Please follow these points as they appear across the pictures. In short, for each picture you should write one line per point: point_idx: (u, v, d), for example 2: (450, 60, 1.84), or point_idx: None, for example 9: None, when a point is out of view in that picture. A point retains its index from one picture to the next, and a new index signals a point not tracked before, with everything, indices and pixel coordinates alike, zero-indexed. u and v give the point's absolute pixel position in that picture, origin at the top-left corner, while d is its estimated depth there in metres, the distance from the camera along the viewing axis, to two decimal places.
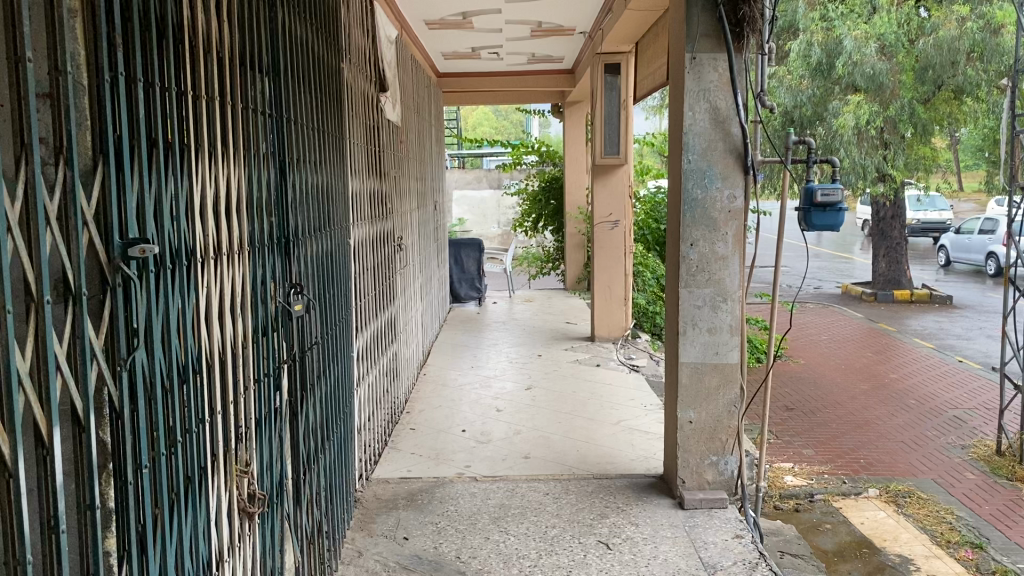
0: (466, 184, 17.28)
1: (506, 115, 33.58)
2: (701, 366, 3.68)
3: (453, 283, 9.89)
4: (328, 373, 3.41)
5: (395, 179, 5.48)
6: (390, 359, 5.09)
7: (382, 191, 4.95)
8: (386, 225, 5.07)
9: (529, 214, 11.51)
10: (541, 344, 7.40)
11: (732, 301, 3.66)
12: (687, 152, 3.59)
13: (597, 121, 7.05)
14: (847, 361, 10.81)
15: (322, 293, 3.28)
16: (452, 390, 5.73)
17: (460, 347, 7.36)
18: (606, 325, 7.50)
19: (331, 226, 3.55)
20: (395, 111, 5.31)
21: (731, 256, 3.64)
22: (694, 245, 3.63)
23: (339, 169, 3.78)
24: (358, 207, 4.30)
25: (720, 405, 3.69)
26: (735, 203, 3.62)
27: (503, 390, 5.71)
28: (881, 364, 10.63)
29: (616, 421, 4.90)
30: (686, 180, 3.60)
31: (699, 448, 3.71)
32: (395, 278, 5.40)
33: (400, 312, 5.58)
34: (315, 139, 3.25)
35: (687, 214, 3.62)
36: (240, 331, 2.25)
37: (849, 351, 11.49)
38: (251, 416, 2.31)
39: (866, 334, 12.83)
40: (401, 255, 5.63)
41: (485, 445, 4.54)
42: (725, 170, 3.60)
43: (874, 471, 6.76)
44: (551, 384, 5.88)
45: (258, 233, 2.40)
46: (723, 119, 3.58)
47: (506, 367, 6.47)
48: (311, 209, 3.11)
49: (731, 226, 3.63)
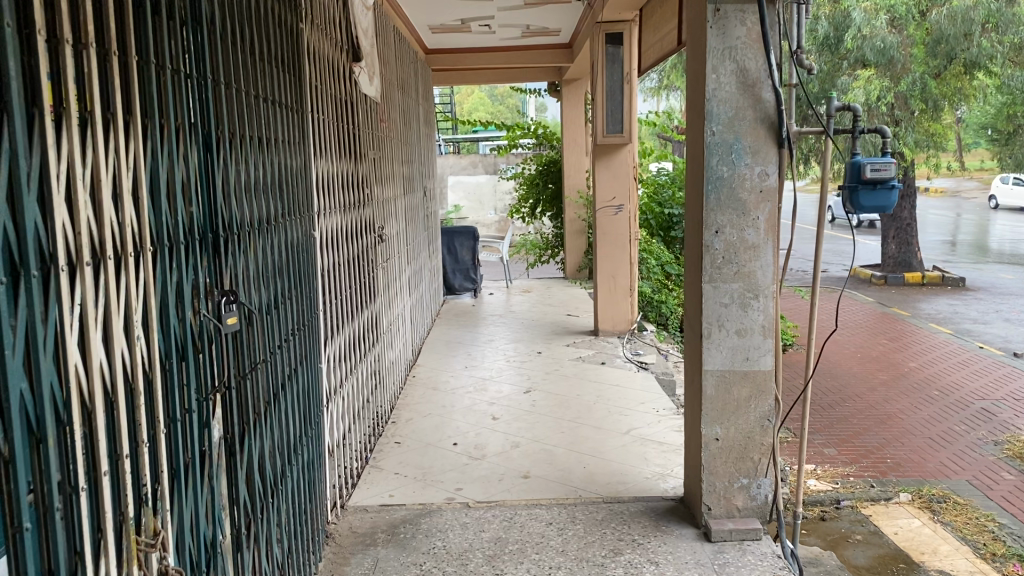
0: (460, 169, 16.66)
1: (503, 100, 33.09)
2: (728, 375, 3.14)
3: (447, 274, 9.34)
4: (291, 391, 2.87)
5: (376, 163, 4.95)
6: (373, 366, 4.58)
7: (359, 175, 4.42)
8: (365, 215, 4.54)
9: (526, 200, 10.97)
10: (540, 339, 6.86)
11: (766, 298, 3.11)
12: (709, 123, 3.03)
13: (597, 98, 6.46)
14: (861, 349, 10.29)
15: (279, 297, 2.74)
16: (443, 395, 5.19)
17: (454, 344, 6.81)
18: (610, 318, 6.96)
19: (294, 216, 3.02)
20: (375, 87, 4.77)
21: (766, 244, 3.09)
22: (720, 232, 3.08)
23: (303, 149, 3.23)
24: (328, 193, 3.71)
25: (751, 419, 3.16)
26: (768, 181, 3.07)
27: (499, 394, 5.17)
28: (899, 352, 10.11)
29: (627, 430, 4.37)
30: (709, 156, 3.05)
31: (727, 470, 3.18)
32: (375, 273, 4.81)
33: (385, 312, 5.07)
34: (266, 111, 2.69)
35: (712, 196, 3.06)
36: (142, 359, 1.71)
37: (863, 338, 10.96)
38: (164, 469, 1.78)
39: (879, 319, 12.30)
40: (382, 248, 5.05)
41: (479, 462, 4.00)
42: (755, 143, 3.05)
43: (903, 473, 6.26)
44: (552, 386, 5.34)
45: (169, 225, 1.85)
46: (752, 82, 3.02)
47: (503, 366, 5.93)
48: (261, 195, 2.56)
49: (763, 209, 3.08)
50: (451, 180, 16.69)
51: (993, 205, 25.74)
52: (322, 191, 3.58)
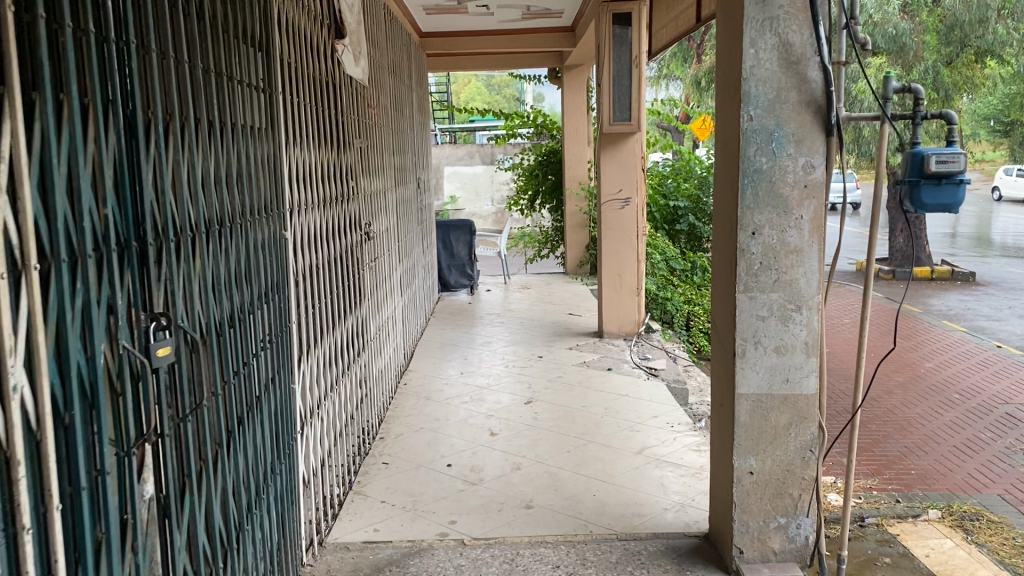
0: (457, 159, 16.14)
1: (500, 90, 32.52)
2: (765, 399, 2.71)
3: (441, 269, 8.90)
4: (256, 422, 2.42)
5: (363, 152, 4.51)
6: (359, 379, 4.14)
7: (342, 166, 3.96)
8: (348, 210, 4.07)
9: (525, 191, 10.50)
10: (541, 342, 6.42)
11: (809, 311, 2.69)
12: (746, 107, 2.60)
13: (603, 82, 6.01)
14: (874, 349, 9.87)
15: (240, 310, 2.29)
16: (437, 406, 4.76)
17: (449, 346, 6.36)
18: (615, 319, 6.53)
19: (260, 213, 2.56)
20: (361, 68, 4.31)
21: (811, 248, 2.66)
22: (757, 233, 2.64)
23: (271, 134, 2.76)
24: (305, 186, 3.24)
25: (791, 450, 2.74)
26: (813, 174, 2.63)
27: (498, 406, 4.73)
28: (913, 352, 9.68)
29: (639, 450, 3.95)
30: (745, 145, 2.61)
31: (762, 508, 2.76)
32: (361, 274, 4.35)
33: (373, 316, 4.62)
34: (221, 88, 2.22)
35: (749, 191, 2.62)
36: (24, 418, 1.27)
37: (875, 336, 10.53)
38: (60, 559, 1.35)
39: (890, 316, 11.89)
40: (369, 246, 4.59)
41: (475, 487, 3.57)
42: (800, 130, 2.61)
43: (930, 486, 5.85)
44: (556, 396, 4.91)
45: (70, 234, 1.39)
46: (796, 59, 2.58)
47: (502, 373, 5.49)
48: (214, 189, 2.10)
49: (807, 207, 2.64)
50: (447, 170, 16.19)
51: (995, 197, 25.32)
52: (297, 184, 3.11)
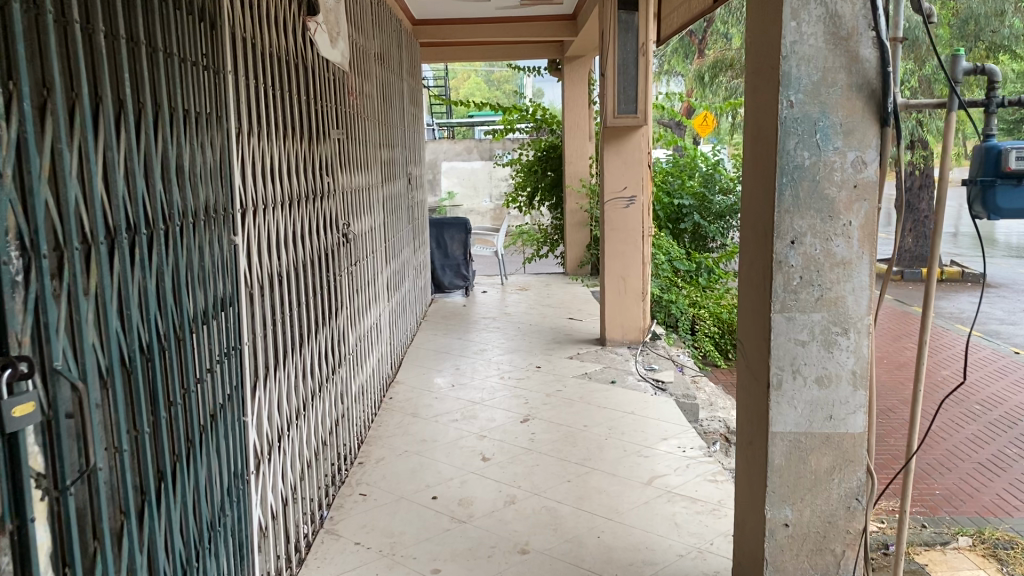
0: (454, 155, 15.66)
1: (499, 84, 31.94)
2: (805, 439, 2.29)
3: (435, 269, 8.46)
4: (194, 471, 1.99)
5: (341, 145, 4.07)
6: (337, 398, 3.70)
7: (316, 160, 3.52)
8: (322, 208, 3.61)
9: (523, 188, 10.07)
10: (539, 350, 5.99)
11: (858, 336, 2.25)
12: (785, 91, 2.16)
13: (607, 72, 5.59)
14: (887, 355, 9.45)
15: (163, 336, 1.85)
16: (424, 425, 4.32)
17: (440, 354, 5.93)
18: (619, 326, 6.07)
19: (202, 216, 2.12)
20: (338, 50, 3.85)
21: (861, 260, 2.23)
22: (797, 242, 2.22)
23: (221, 121, 2.32)
24: (267, 181, 2.78)
25: (834, 499, 2.32)
26: (865, 172, 2.20)
27: (491, 425, 4.29)
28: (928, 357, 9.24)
29: (649, 481, 3.52)
30: (784, 137, 2.18)
31: (799, 566, 2.34)
32: (338, 280, 3.90)
33: (353, 327, 4.18)
34: (139, 61, 1.78)
35: (787, 191, 2.19)
36: None
37: (887, 341, 10.11)
38: None
39: (901, 320, 11.45)
40: (348, 249, 4.13)
41: (464, 526, 3.15)
42: (849, 119, 2.18)
43: (957, 509, 5.43)
44: (555, 412, 4.48)
45: None
46: (846, 33, 2.14)
47: (496, 385, 5.06)
48: (124, 185, 1.66)
49: (857, 212, 2.22)
50: (445, 166, 15.67)
51: None
52: (255, 180, 2.67)
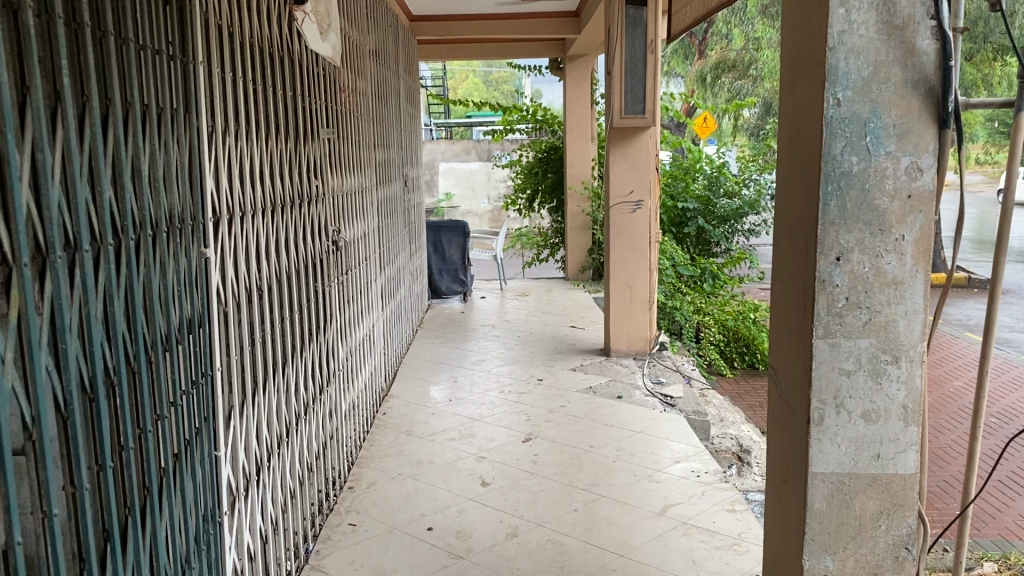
0: (453, 156, 15.37)
1: (498, 85, 31.65)
2: (849, 480, 2.02)
3: (432, 274, 8.18)
4: (150, 521, 1.73)
5: (332, 146, 3.79)
6: (325, 419, 3.43)
7: (303, 162, 3.25)
8: (311, 213, 3.35)
9: (523, 190, 9.81)
10: (540, 361, 5.72)
11: (910, 365, 1.99)
12: (831, 87, 1.90)
13: (614, 70, 5.33)
14: None
15: (109, 368, 1.59)
16: (419, 444, 4.06)
17: (437, 365, 5.66)
18: (625, 335, 5.79)
19: (164, 227, 1.84)
20: (328, 44, 3.57)
21: (914, 279, 1.96)
22: (843, 259, 1.95)
23: (191, 118, 2.05)
24: (248, 185, 2.52)
25: (881, 548, 2.05)
26: (921, 179, 1.93)
27: (490, 445, 4.02)
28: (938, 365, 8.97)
29: (662, 511, 3.26)
30: (830, 139, 1.92)
31: None
32: (328, 291, 3.63)
33: (344, 340, 3.90)
34: (82, 49, 1.53)
35: (832, 201, 1.93)
36: None
37: None
38: None
39: None
40: (339, 257, 3.86)
41: (461, 563, 2.88)
42: (903, 120, 1.91)
43: (979, 531, 5.16)
44: (559, 430, 4.22)
45: None
46: (902, 20, 1.88)
47: (496, 400, 4.79)
48: (59, 195, 1.42)
49: (911, 226, 1.95)
50: (441, 166, 15.44)
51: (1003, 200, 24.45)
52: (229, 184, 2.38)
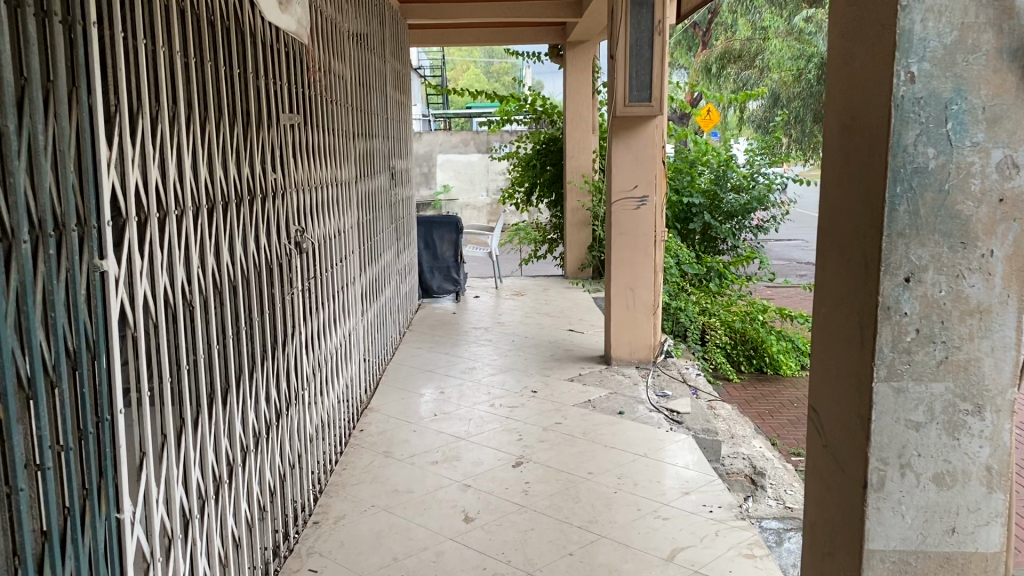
0: (451, 147, 14.89)
1: (500, 77, 31.12)
2: (915, 561, 1.59)
3: (423, 273, 7.77)
4: None
5: (299, 134, 3.33)
6: (286, 447, 2.98)
7: (258, 151, 2.78)
8: (268, 211, 2.87)
9: (521, 183, 9.40)
10: (535, 369, 5.29)
11: (996, 417, 1.55)
12: (905, 59, 1.46)
13: (617, 54, 4.90)
14: None
15: None
16: (398, 469, 3.63)
17: (423, 374, 5.23)
18: (626, 343, 5.35)
19: (27, 235, 1.40)
20: (290, 17, 3.11)
21: (1005, 307, 1.53)
22: (914, 280, 1.52)
23: (81, 92, 1.60)
24: (175, 179, 2.07)
25: None
26: (1017, 177, 1.50)
27: (476, 470, 3.60)
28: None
29: (670, 556, 2.84)
30: (901, 126, 1.48)
31: None
32: (293, 299, 3.16)
33: (312, 352, 3.45)
34: None
35: (902, 204, 1.50)
36: None
37: None
38: None
39: None
40: (306, 258, 3.39)
41: None
42: (996, 101, 1.48)
43: None
44: (554, 452, 3.79)
45: None
46: None
47: (485, 415, 4.35)
48: None
49: (1001, 238, 1.52)
50: (440, 158, 14.98)
51: None
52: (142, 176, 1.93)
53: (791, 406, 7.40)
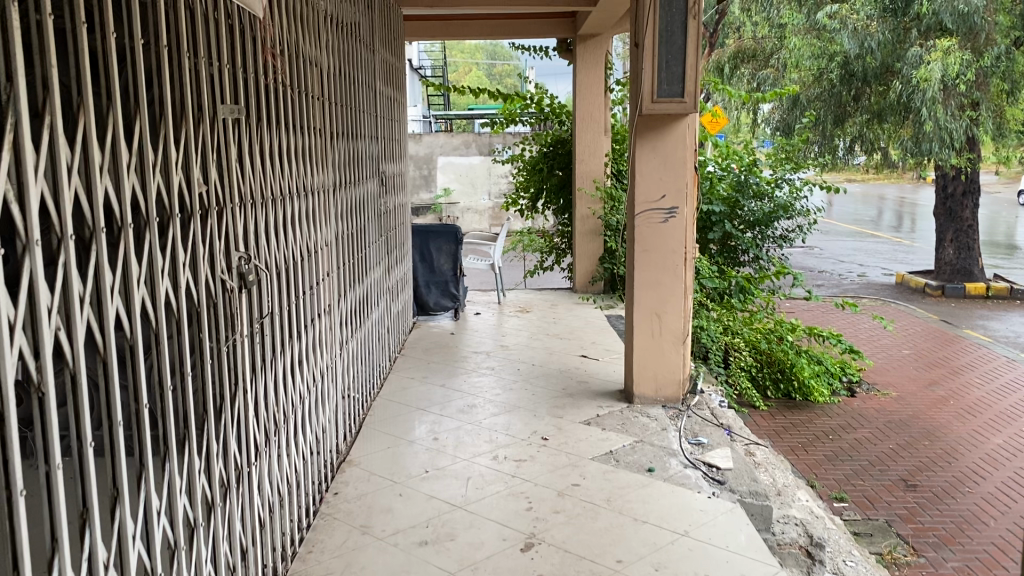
0: (452, 150, 14.16)
1: (501, 79, 30.34)
2: None
3: (417, 288, 6.99)
4: None
5: (249, 133, 2.57)
6: (220, 552, 2.24)
7: (179, 156, 2.03)
8: (194, 239, 2.11)
9: (525, 188, 8.67)
10: (545, 408, 4.54)
11: None
12: None
13: (644, 42, 4.18)
14: (951, 377, 8.00)
15: None
16: (377, 554, 2.88)
17: (414, 413, 4.48)
18: (651, 379, 4.60)
19: None
20: None
21: None
22: None
23: None
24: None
25: None
26: None
27: (476, 556, 2.85)
28: (996, 382, 7.76)
29: None
30: None
31: None
32: (237, 350, 2.39)
33: (269, 412, 2.70)
34: None
35: None
36: None
37: (948, 358, 8.64)
38: None
39: (936, 336, 9.30)
40: (259, 294, 2.61)
41: None
42: None
43: None
44: (572, 529, 3.05)
45: None
46: None
47: (487, 472, 3.60)
48: None
49: None
50: (441, 160, 14.25)
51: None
52: None
53: (826, 437, 6.65)
